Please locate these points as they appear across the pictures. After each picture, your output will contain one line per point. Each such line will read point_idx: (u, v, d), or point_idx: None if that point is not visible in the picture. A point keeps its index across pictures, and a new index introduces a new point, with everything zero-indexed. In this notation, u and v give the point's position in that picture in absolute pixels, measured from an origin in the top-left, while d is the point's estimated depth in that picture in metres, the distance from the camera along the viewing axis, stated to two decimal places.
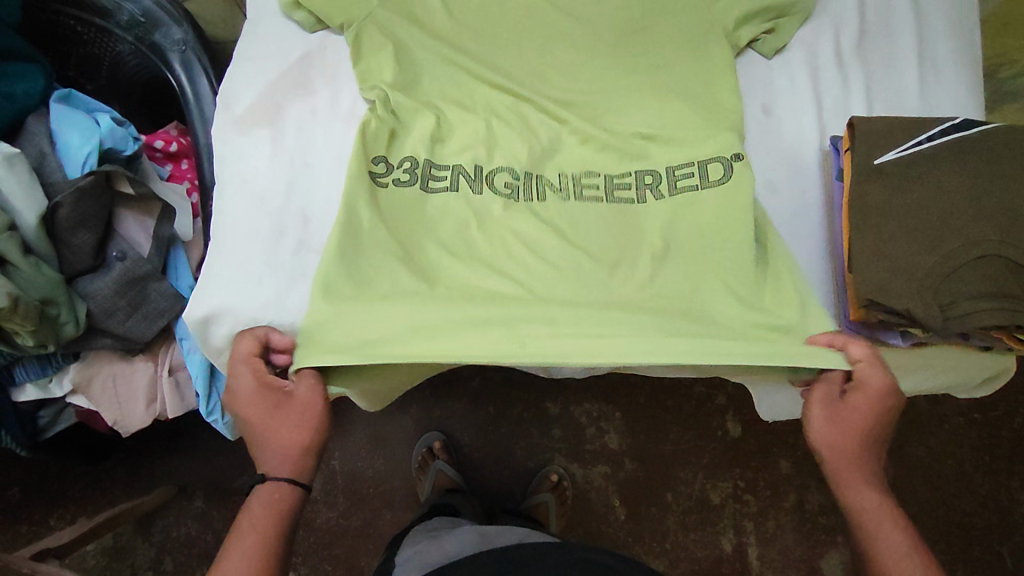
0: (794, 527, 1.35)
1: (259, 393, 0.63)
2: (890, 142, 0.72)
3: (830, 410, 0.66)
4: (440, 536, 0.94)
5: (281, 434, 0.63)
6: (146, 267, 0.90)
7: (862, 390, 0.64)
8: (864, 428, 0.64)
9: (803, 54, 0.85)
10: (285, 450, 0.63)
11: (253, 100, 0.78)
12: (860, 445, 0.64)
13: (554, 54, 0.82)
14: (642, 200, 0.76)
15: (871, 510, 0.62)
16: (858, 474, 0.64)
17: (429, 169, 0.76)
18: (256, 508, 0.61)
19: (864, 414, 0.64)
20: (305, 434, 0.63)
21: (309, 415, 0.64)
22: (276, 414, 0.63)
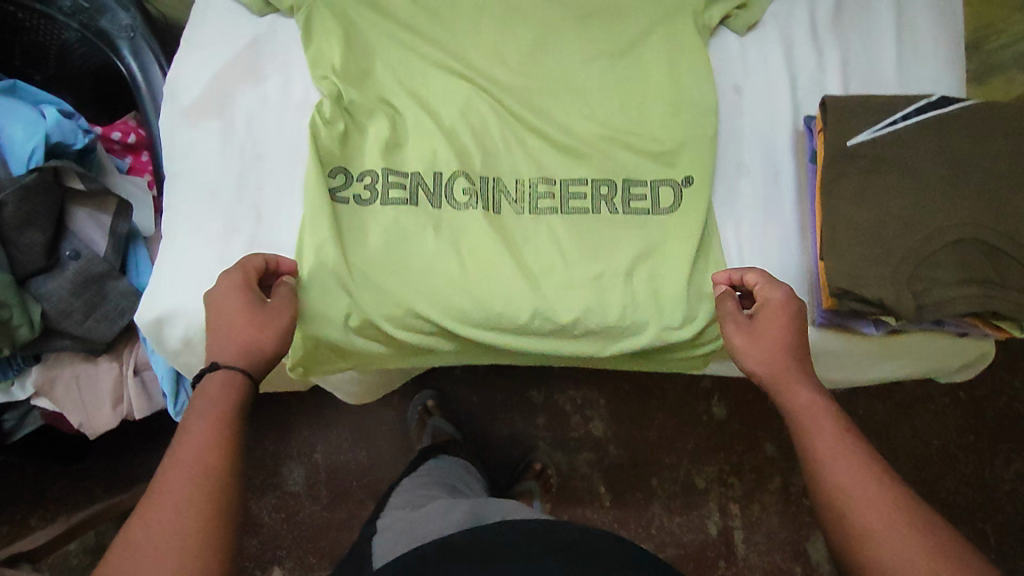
0: (778, 507, 1.35)
1: (239, 292, 0.61)
2: (865, 122, 0.69)
3: (744, 330, 0.65)
4: (423, 504, 0.93)
5: (243, 330, 0.59)
6: (102, 266, 0.87)
7: (768, 303, 0.65)
8: (786, 339, 0.63)
9: (777, 31, 0.81)
10: (245, 346, 0.59)
11: (201, 89, 0.74)
12: (783, 357, 0.62)
13: (516, 37, 0.78)
14: (596, 211, 0.75)
15: (804, 409, 0.59)
16: (789, 380, 0.61)
17: (388, 180, 0.73)
18: (204, 392, 0.55)
19: (778, 326, 0.64)
20: (270, 336, 0.61)
21: (282, 328, 0.62)
22: (245, 312, 0.60)
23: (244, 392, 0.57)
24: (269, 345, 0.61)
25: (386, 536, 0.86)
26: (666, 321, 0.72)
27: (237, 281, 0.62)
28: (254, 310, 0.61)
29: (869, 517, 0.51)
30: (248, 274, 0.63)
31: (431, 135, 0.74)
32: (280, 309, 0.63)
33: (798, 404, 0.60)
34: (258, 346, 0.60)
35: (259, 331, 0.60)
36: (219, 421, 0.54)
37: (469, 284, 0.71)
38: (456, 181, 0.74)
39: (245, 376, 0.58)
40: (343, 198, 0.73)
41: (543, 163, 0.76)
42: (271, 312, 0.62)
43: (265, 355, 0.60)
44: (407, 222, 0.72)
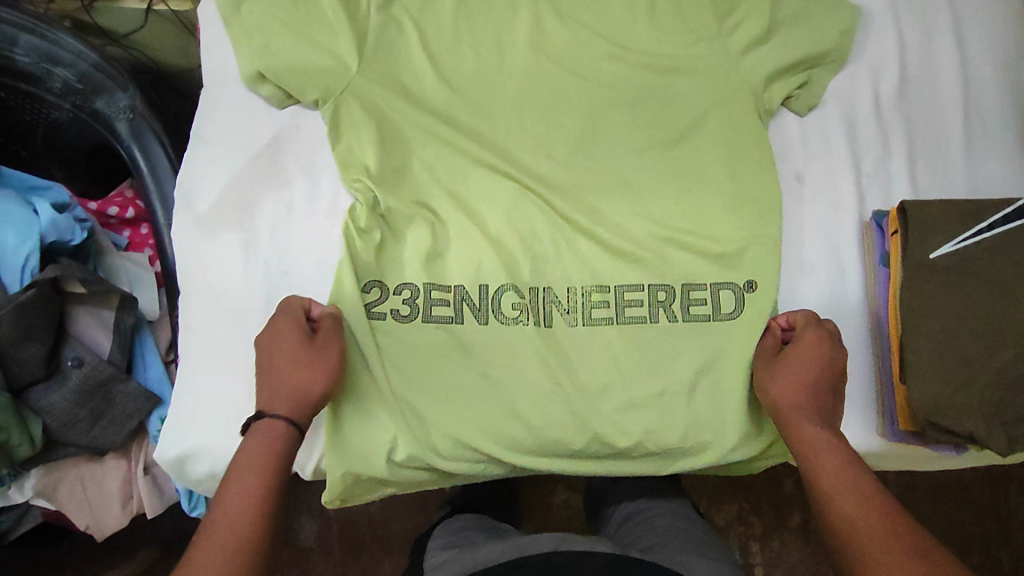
0: (800, 546, 1.19)
1: (285, 333, 0.60)
2: (947, 232, 0.65)
3: (769, 368, 0.64)
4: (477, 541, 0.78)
5: (290, 372, 0.59)
6: (108, 370, 0.79)
7: (799, 342, 0.64)
8: (807, 378, 0.62)
9: (838, 111, 0.76)
10: (293, 392, 0.58)
11: (218, 195, 0.68)
12: (802, 396, 0.61)
13: (561, 125, 0.71)
14: (655, 320, 0.69)
15: (816, 445, 0.59)
16: (800, 416, 0.60)
17: (430, 295, 0.67)
18: (256, 435, 0.56)
19: (802, 365, 0.62)
20: (315, 376, 0.59)
21: (327, 366, 0.60)
22: (292, 353, 0.59)
23: (289, 441, 0.57)
24: (316, 386, 0.59)
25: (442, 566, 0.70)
26: (734, 439, 0.67)
27: (281, 323, 0.61)
28: (300, 348, 0.59)
29: (873, 558, 0.51)
30: (293, 313, 0.62)
31: (473, 244, 0.68)
32: (327, 345, 0.61)
33: (812, 440, 0.59)
34: (302, 390, 0.58)
35: (305, 374, 0.59)
36: (262, 483, 0.53)
37: (528, 413, 0.66)
38: (504, 294, 0.68)
39: (288, 426, 0.57)
40: (379, 314, 0.66)
41: (596, 266, 0.70)
42: (315, 351, 0.60)
43: (313, 398, 0.59)
44: (451, 345, 0.66)
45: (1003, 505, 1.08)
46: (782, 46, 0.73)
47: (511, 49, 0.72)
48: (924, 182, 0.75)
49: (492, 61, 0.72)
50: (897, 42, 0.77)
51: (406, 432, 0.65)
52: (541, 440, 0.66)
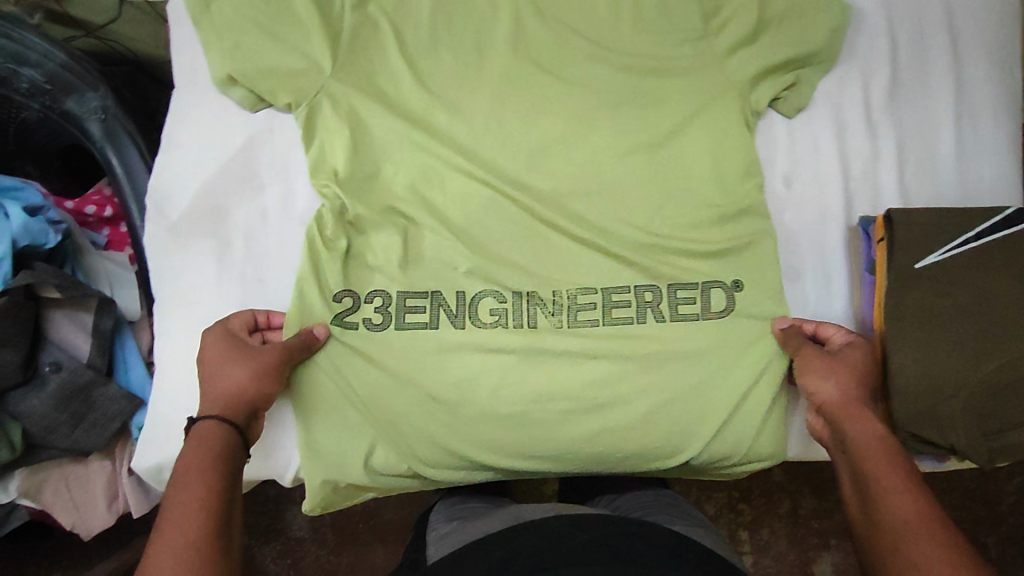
0: (789, 533, 1.12)
1: (223, 341, 0.61)
2: (933, 242, 0.64)
3: (827, 358, 0.62)
4: (480, 509, 0.73)
5: (224, 375, 0.58)
6: (87, 374, 0.79)
7: (857, 347, 0.63)
8: (863, 377, 0.61)
9: (826, 112, 0.74)
10: (224, 394, 0.57)
11: (190, 203, 0.66)
12: (858, 394, 0.60)
13: (542, 127, 0.70)
14: (642, 321, 0.67)
15: (873, 443, 0.56)
16: (859, 411, 0.59)
17: (404, 302, 0.66)
18: (197, 436, 0.54)
19: (861, 363, 0.62)
20: (247, 379, 0.58)
21: (261, 370, 0.59)
22: (229, 357, 0.59)
23: (221, 443, 0.54)
24: (248, 389, 0.58)
25: (442, 540, 0.65)
26: (715, 446, 0.66)
27: (219, 330, 0.61)
28: (235, 353, 0.60)
29: (941, 550, 0.46)
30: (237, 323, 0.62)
31: (453, 250, 0.67)
32: (264, 352, 0.60)
33: (869, 439, 0.57)
34: (232, 392, 0.57)
35: (240, 376, 0.58)
36: (209, 474, 0.51)
37: (500, 422, 0.65)
38: (483, 299, 0.67)
39: (224, 422, 0.55)
40: (349, 322, 0.65)
41: (579, 271, 0.68)
42: (251, 351, 0.60)
43: (245, 401, 0.58)
44: (429, 353, 0.65)
45: (989, 490, 1.08)
46: (769, 45, 0.71)
47: (492, 49, 0.71)
48: (914, 185, 0.74)
49: (472, 61, 0.70)
50: (889, 40, 0.75)
51: (383, 441, 0.65)
52: (520, 448, 0.65)
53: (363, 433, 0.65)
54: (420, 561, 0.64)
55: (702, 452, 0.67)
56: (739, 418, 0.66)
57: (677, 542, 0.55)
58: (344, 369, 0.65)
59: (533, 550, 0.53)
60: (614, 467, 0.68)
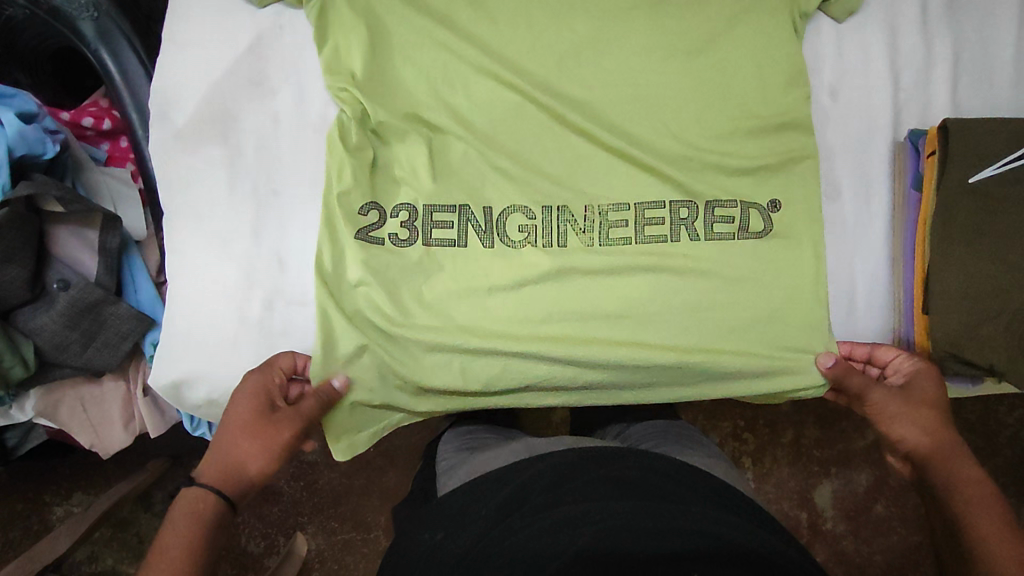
0: (791, 460, 1.12)
1: (249, 398, 0.58)
2: (991, 154, 0.61)
3: (894, 396, 0.61)
4: (489, 439, 0.71)
5: (236, 447, 0.57)
6: (96, 293, 0.76)
7: (921, 378, 0.62)
8: (938, 415, 0.60)
9: (880, 16, 0.69)
10: (228, 465, 0.56)
11: (198, 107, 0.62)
12: (943, 431, 0.59)
13: (573, 28, 0.65)
14: (676, 239, 0.65)
15: (964, 489, 0.56)
16: (945, 454, 0.58)
17: (429, 218, 0.63)
18: (186, 505, 0.54)
19: (930, 401, 0.61)
20: (256, 462, 0.57)
21: (270, 452, 0.57)
22: (249, 429, 0.57)
23: (213, 518, 0.54)
24: (254, 465, 0.57)
25: (454, 470, 0.65)
26: (757, 366, 0.64)
27: (254, 389, 0.58)
28: (257, 422, 0.57)
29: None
30: (271, 377, 0.59)
31: (477, 164, 0.64)
32: (286, 426, 0.58)
33: (963, 487, 0.56)
34: (242, 467, 0.57)
35: (253, 455, 0.57)
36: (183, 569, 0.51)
37: (529, 341, 0.63)
38: (510, 216, 0.64)
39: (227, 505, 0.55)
40: (376, 238, 0.62)
41: (609, 185, 0.65)
42: (275, 433, 0.57)
43: (249, 475, 0.57)
44: (453, 271, 0.63)
45: (992, 422, 1.08)
46: None
47: None
48: (967, 97, 0.69)
49: None
50: None
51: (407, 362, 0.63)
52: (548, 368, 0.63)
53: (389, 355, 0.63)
54: (432, 494, 0.64)
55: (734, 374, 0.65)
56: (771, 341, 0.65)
57: (703, 476, 0.54)
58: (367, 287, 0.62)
59: (550, 483, 0.50)
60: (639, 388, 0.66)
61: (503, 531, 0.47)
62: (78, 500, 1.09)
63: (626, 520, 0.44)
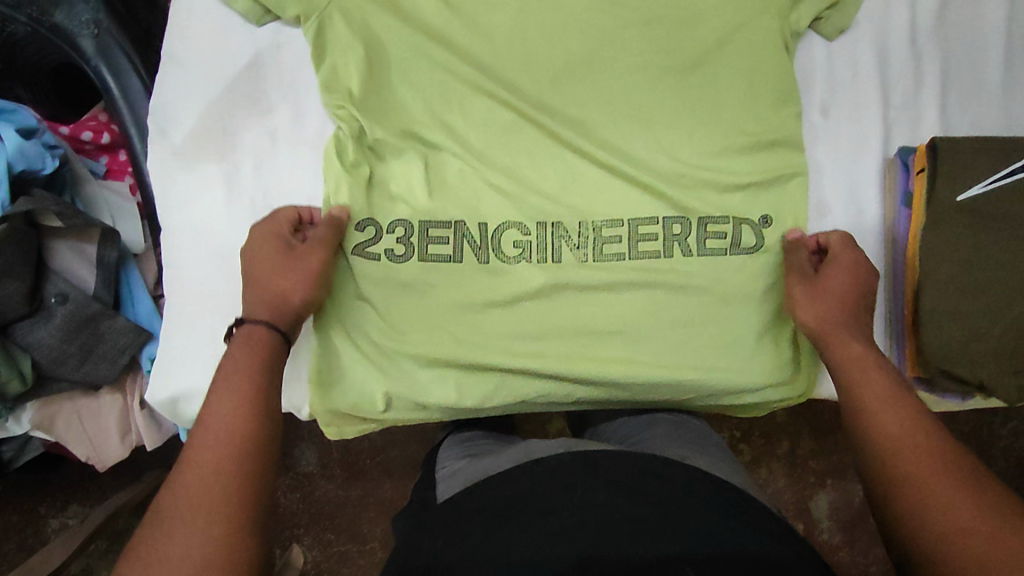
0: (787, 471, 1.12)
1: (269, 248, 0.59)
2: (978, 172, 0.61)
3: (810, 286, 0.62)
4: (492, 448, 0.71)
5: (273, 283, 0.58)
6: (94, 307, 0.77)
7: (840, 259, 0.63)
8: (845, 297, 0.61)
9: (870, 34, 0.70)
10: (273, 295, 0.58)
11: (196, 125, 0.63)
12: (842, 312, 0.61)
13: (567, 46, 0.66)
14: (669, 255, 0.65)
15: (855, 362, 0.58)
16: (839, 333, 0.60)
17: (425, 233, 0.63)
18: (229, 359, 0.54)
19: (839, 283, 0.62)
20: (288, 286, 0.58)
21: (308, 272, 0.59)
22: (275, 268, 0.58)
23: (271, 365, 0.55)
24: (296, 296, 0.58)
25: (451, 478, 0.65)
26: (744, 378, 0.66)
27: (270, 249, 0.59)
28: (280, 259, 0.59)
29: (913, 469, 0.49)
30: (277, 224, 0.60)
31: (471, 181, 0.65)
32: (309, 253, 0.59)
33: (857, 365, 0.57)
34: (283, 292, 0.58)
35: (288, 289, 0.58)
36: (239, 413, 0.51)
37: (523, 356, 0.63)
38: (504, 232, 0.65)
39: (274, 337, 0.56)
40: (371, 254, 0.63)
41: (602, 202, 0.66)
42: (300, 262, 0.59)
43: (291, 304, 0.58)
44: (448, 286, 0.64)
45: (987, 434, 1.09)
46: None
47: None
48: (956, 115, 0.70)
49: None
50: None
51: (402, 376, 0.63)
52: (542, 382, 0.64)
53: (385, 369, 0.63)
54: (428, 501, 0.63)
55: (727, 387, 0.66)
56: (761, 355, 0.66)
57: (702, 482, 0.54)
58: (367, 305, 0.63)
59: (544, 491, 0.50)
60: (633, 401, 0.67)
61: (494, 547, 0.47)
62: (74, 513, 1.08)
63: (617, 520, 0.46)
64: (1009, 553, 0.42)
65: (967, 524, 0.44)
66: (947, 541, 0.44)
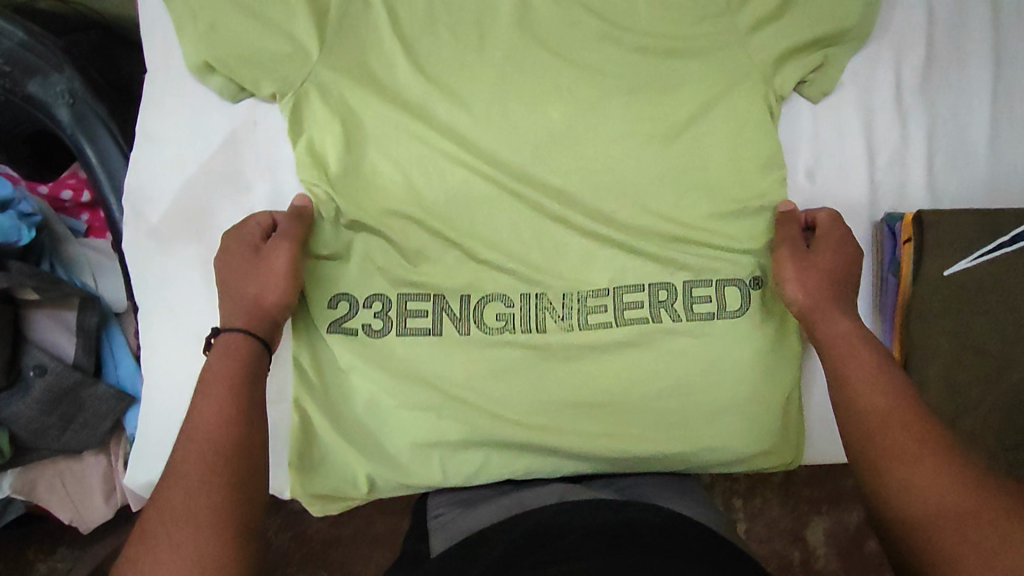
0: (781, 500, 1.11)
1: (238, 253, 0.58)
2: (965, 246, 0.61)
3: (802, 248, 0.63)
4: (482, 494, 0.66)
5: (245, 287, 0.57)
6: (73, 376, 0.76)
7: (827, 237, 0.63)
8: (836, 245, 0.63)
9: (856, 96, 0.70)
10: (246, 304, 0.57)
11: (172, 206, 0.61)
12: (830, 254, 0.62)
13: (549, 115, 0.65)
14: (656, 321, 0.65)
15: (841, 338, 0.57)
16: (825, 270, 0.61)
17: (404, 305, 0.63)
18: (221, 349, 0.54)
19: (831, 239, 0.63)
20: (262, 286, 0.57)
21: (279, 271, 0.58)
22: (246, 272, 0.58)
23: (249, 362, 0.54)
24: (271, 299, 0.57)
25: (446, 528, 0.58)
26: (733, 448, 0.65)
27: (239, 252, 0.58)
28: (249, 261, 0.58)
29: (879, 410, 0.52)
30: (244, 231, 0.60)
31: (454, 254, 0.64)
32: (277, 252, 0.58)
33: (834, 305, 0.60)
34: (257, 303, 0.57)
35: (261, 289, 0.57)
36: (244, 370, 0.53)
37: (508, 431, 0.62)
38: (487, 305, 0.64)
39: (249, 335, 0.55)
40: (351, 328, 0.63)
41: (588, 271, 0.65)
42: (270, 260, 0.58)
43: (267, 310, 0.57)
44: (430, 362, 0.63)
45: None
46: (796, 25, 0.67)
47: (494, 27, 0.65)
48: (943, 177, 0.70)
49: (473, 43, 0.65)
50: (925, 15, 0.70)
51: (385, 453, 0.63)
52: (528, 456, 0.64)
53: (368, 446, 0.63)
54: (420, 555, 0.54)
55: (716, 456, 0.65)
56: (750, 423, 0.65)
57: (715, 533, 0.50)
58: (351, 381, 0.63)
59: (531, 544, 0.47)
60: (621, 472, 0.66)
61: None
62: (61, 558, 1.06)
63: (626, 538, 0.45)
64: (928, 481, 0.46)
65: (952, 498, 0.44)
66: (899, 467, 0.48)
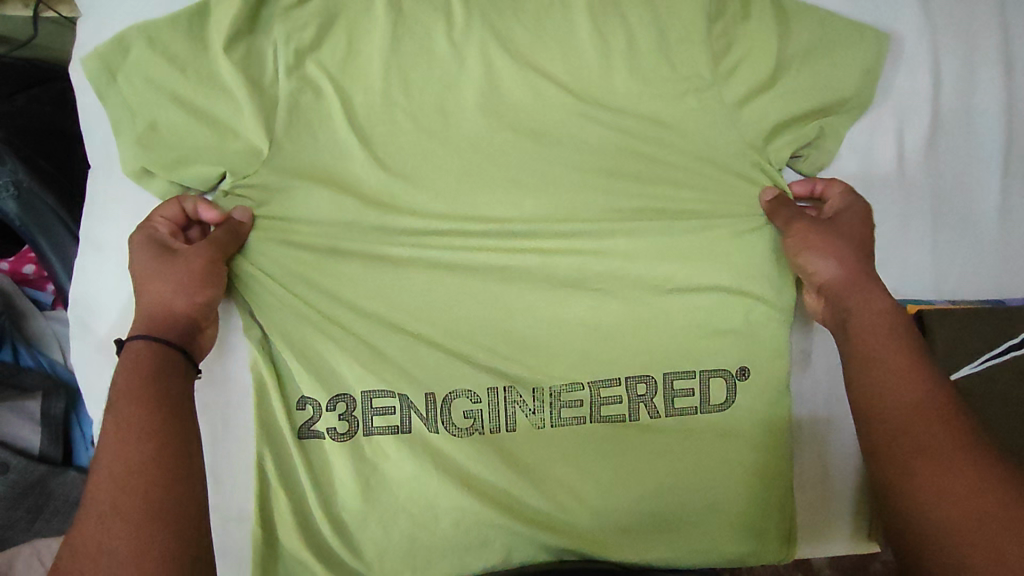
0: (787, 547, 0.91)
1: (143, 252, 0.55)
2: (971, 350, 0.59)
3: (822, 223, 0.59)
4: None
5: (150, 290, 0.53)
6: (39, 470, 0.74)
7: (848, 211, 0.59)
8: (861, 229, 0.59)
9: (856, 166, 0.64)
10: (151, 308, 0.53)
11: (118, 318, 0.59)
12: (857, 238, 0.58)
13: (517, 199, 0.61)
14: (633, 418, 0.61)
15: (869, 320, 0.53)
16: (856, 250, 0.57)
17: (369, 405, 0.59)
18: (127, 363, 0.50)
19: (856, 222, 0.59)
20: (175, 289, 0.53)
21: (191, 277, 0.54)
22: (150, 275, 0.54)
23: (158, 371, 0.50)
24: (179, 304, 0.53)
25: None
26: (718, 552, 0.61)
27: (149, 253, 0.55)
28: (157, 264, 0.54)
29: (915, 406, 0.46)
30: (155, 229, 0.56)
31: (418, 354, 0.60)
32: (190, 255, 0.55)
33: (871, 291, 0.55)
34: (160, 309, 0.53)
35: (167, 293, 0.53)
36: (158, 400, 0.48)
37: (482, 538, 0.59)
38: (456, 404, 0.60)
39: (161, 343, 0.51)
40: (314, 432, 0.60)
41: (563, 367, 0.61)
42: (181, 263, 0.54)
43: (178, 317, 0.53)
44: (398, 467, 0.59)
45: None
46: (787, 94, 0.61)
47: (456, 107, 0.61)
48: (951, 251, 0.64)
49: (433, 125, 0.60)
50: (931, 77, 0.64)
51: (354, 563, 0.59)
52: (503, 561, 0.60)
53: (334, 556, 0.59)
54: None
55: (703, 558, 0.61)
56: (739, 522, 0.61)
57: None
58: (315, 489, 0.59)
59: None
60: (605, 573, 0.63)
61: None
62: None
63: None
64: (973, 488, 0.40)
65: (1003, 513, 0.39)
66: (940, 479, 0.42)
